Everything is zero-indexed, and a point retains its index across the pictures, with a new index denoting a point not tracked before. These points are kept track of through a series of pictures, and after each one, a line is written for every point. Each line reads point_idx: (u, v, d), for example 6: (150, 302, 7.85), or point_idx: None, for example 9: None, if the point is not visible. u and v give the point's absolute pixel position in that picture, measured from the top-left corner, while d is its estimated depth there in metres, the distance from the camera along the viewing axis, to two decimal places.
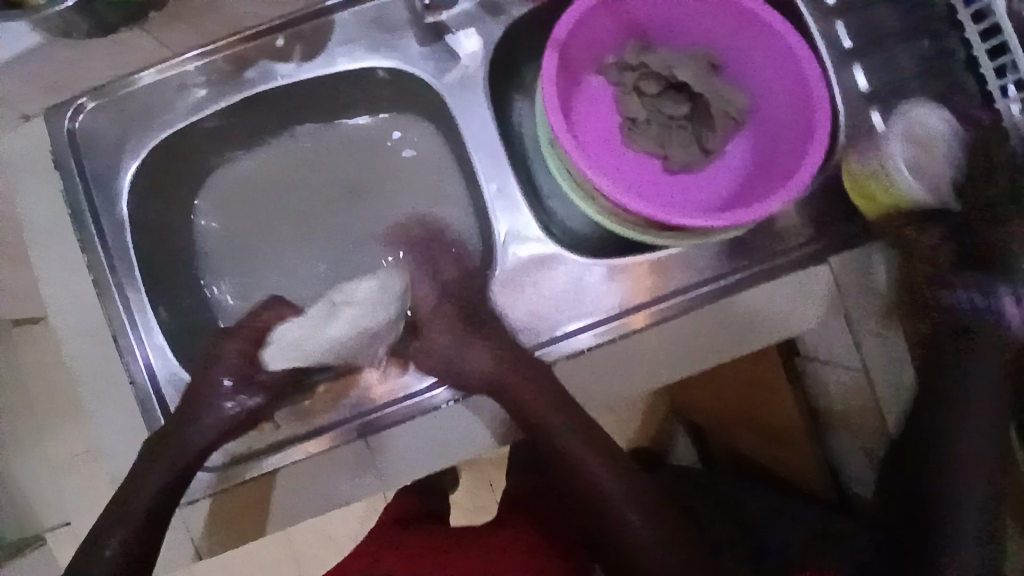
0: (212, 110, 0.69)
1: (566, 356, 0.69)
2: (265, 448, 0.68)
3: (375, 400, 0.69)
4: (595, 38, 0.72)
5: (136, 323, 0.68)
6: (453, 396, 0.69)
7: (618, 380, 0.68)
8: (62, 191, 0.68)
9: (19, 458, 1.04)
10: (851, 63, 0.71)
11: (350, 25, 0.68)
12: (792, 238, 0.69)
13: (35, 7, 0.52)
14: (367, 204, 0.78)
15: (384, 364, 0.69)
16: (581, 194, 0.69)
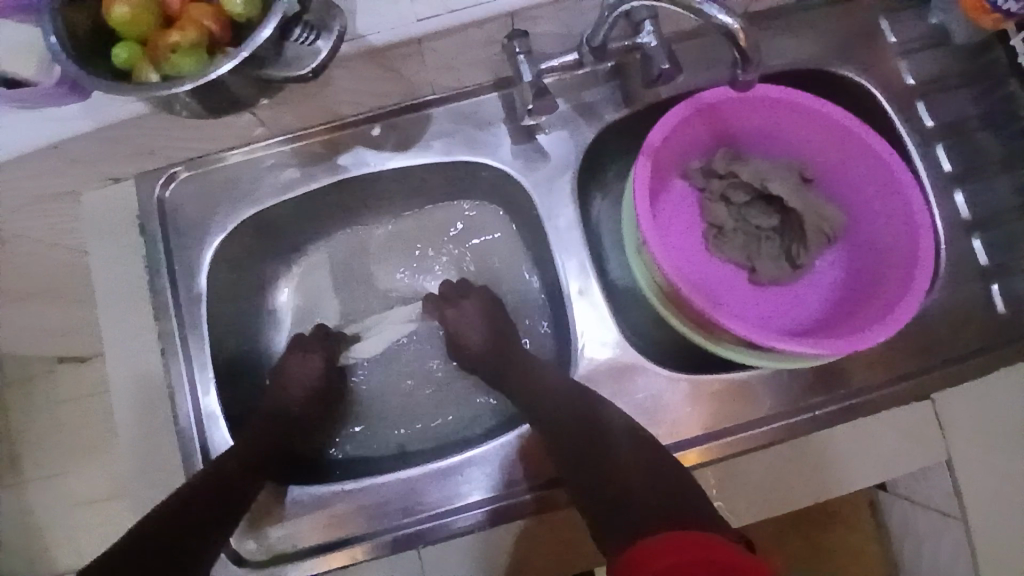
0: (302, 190, 0.68)
1: (668, 410, 0.63)
2: (310, 547, 0.62)
3: (429, 506, 0.63)
4: (686, 144, 0.70)
5: (197, 396, 0.65)
6: (515, 513, 0.62)
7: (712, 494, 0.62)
8: (143, 256, 0.67)
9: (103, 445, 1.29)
10: (951, 189, 0.68)
11: (443, 121, 0.68)
12: (891, 367, 0.64)
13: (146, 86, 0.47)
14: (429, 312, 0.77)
15: (440, 470, 0.63)
16: (665, 302, 0.66)
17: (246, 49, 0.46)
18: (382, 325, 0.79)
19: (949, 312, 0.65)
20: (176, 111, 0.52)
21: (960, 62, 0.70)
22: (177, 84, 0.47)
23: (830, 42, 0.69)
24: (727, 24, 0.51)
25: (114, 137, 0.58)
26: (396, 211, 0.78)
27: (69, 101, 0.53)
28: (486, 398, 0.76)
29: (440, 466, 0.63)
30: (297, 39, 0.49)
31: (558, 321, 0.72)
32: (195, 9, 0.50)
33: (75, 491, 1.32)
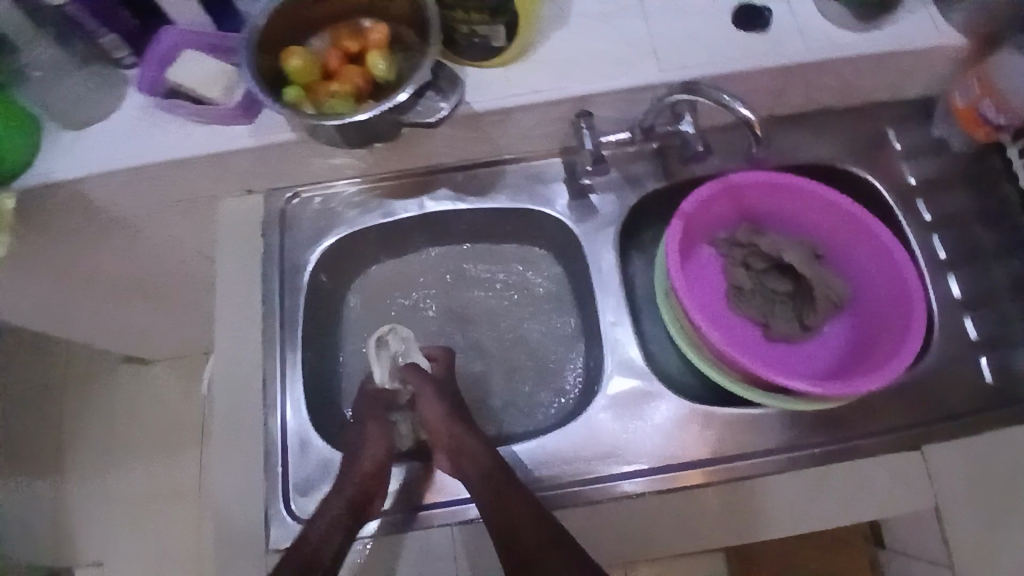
0: (394, 218, 0.83)
1: (674, 444, 0.73)
2: None
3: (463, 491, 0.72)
4: (714, 216, 0.83)
5: (284, 375, 0.77)
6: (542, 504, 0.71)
7: (719, 514, 0.70)
8: (259, 254, 0.81)
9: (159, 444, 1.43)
10: (946, 272, 0.79)
11: (515, 176, 0.84)
12: (885, 419, 0.73)
13: (306, 116, 0.64)
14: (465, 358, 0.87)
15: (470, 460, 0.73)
16: (689, 341, 0.76)
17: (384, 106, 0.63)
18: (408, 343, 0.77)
19: (941, 376, 0.74)
20: (322, 140, 0.69)
21: (957, 168, 0.83)
22: (328, 119, 0.64)
23: (843, 143, 0.84)
24: (746, 118, 0.66)
25: (265, 156, 0.75)
26: (462, 246, 0.90)
27: (238, 121, 0.73)
28: (520, 422, 0.82)
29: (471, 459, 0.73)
30: (429, 98, 0.68)
31: (592, 351, 0.83)
32: (350, 70, 0.68)
33: (121, 484, 1.41)
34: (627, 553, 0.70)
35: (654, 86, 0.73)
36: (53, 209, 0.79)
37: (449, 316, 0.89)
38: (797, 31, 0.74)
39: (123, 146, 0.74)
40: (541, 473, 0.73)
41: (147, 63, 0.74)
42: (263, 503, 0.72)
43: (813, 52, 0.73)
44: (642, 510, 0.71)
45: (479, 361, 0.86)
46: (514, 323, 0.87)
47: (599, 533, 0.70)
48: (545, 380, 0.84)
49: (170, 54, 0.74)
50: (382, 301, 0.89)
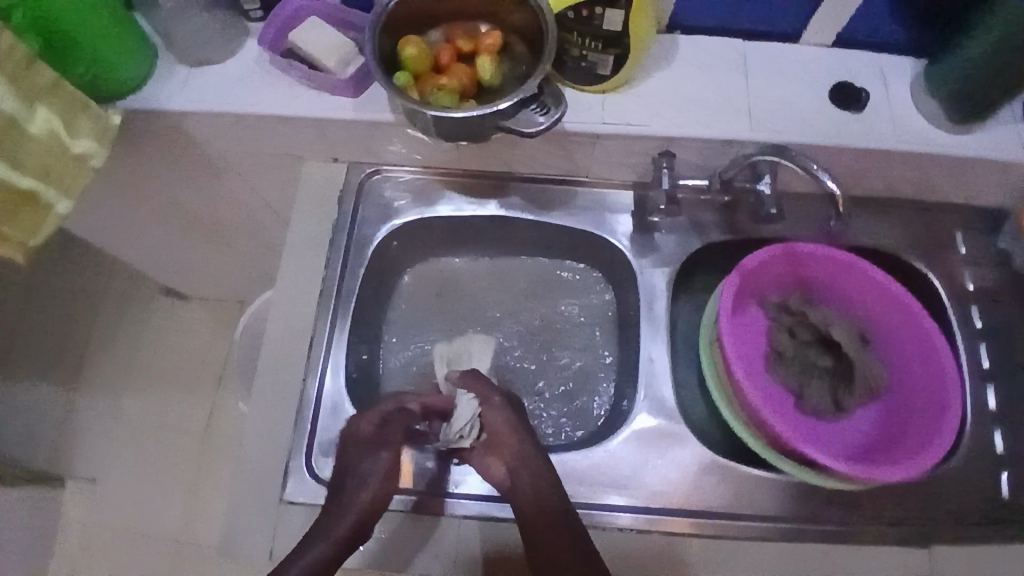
0: (463, 213, 0.86)
1: (687, 490, 0.74)
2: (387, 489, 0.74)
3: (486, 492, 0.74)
4: (770, 278, 0.85)
5: (330, 338, 0.79)
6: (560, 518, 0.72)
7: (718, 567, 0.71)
8: (332, 219, 0.84)
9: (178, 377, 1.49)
10: (986, 382, 0.80)
11: (586, 198, 0.86)
12: (897, 511, 0.74)
13: (410, 102, 0.67)
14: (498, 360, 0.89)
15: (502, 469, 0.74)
16: (722, 393, 0.77)
17: (486, 108, 0.66)
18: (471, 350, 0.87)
19: (959, 482, 0.75)
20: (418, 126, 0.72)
21: (1018, 284, 0.84)
22: (431, 109, 0.67)
23: (910, 236, 0.85)
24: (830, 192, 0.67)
25: (359, 130, 0.79)
26: (519, 253, 0.93)
27: (343, 95, 0.77)
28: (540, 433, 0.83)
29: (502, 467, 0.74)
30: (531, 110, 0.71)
31: (623, 382, 0.84)
32: (460, 68, 0.72)
33: (132, 405, 1.45)
34: None
35: (742, 143, 0.75)
36: (153, 135, 0.83)
37: (491, 316, 0.91)
38: (889, 119, 0.76)
39: (232, 93, 0.78)
40: None
41: (270, 24, 0.78)
42: (286, 454, 0.75)
43: (901, 142, 0.75)
44: (642, 545, 0.72)
45: (511, 366, 0.88)
46: (552, 340, 0.89)
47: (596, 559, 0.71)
48: (572, 399, 0.86)
49: (294, 20, 0.78)
50: (430, 290, 0.92)
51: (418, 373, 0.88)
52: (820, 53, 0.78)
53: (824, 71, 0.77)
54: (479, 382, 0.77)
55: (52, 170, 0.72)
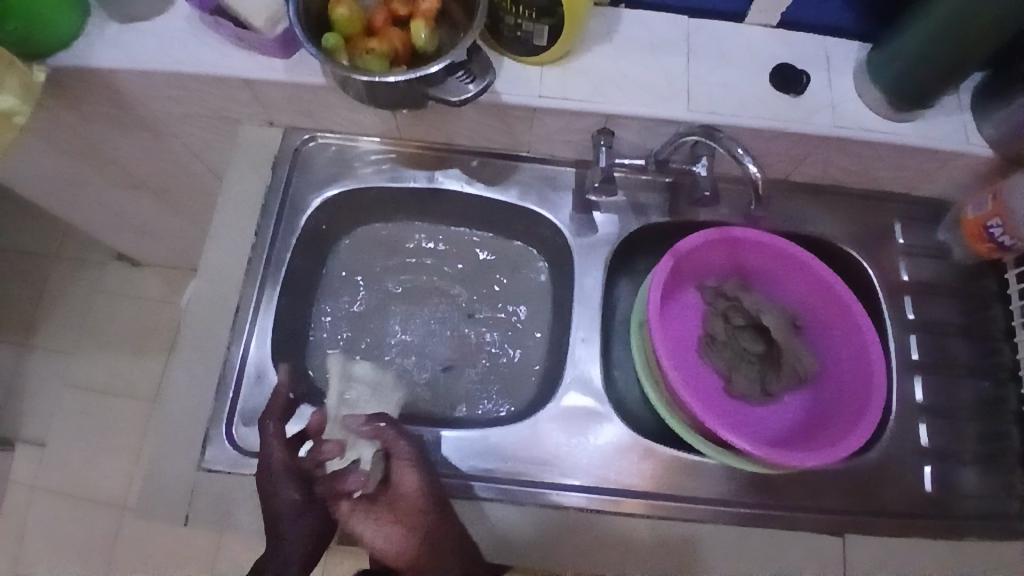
0: (400, 184, 0.85)
1: (611, 470, 0.74)
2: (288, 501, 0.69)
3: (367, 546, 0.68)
4: (707, 263, 0.84)
5: (257, 307, 0.78)
6: (482, 493, 0.72)
7: (639, 546, 0.71)
8: (265, 185, 0.82)
9: (126, 342, 1.45)
10: (914, 374, 0.80)
11: (527, 175, 0.85)
12: (817, 498, 0.74)
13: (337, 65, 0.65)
14: (433, 336, 0.88)
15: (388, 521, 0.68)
16: (649, 375, 0.77)
17: (415, 74, 0.64)
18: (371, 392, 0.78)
19: (880, 472, 0.76)
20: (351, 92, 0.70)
21: (954, 276, 0.84)
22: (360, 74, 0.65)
23: (849, 227, 0.84)
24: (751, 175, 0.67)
25: (293, 93, 0.77)
26: (461, 228, 0.92)
27: (274, 54, 0.75)
28: (470, 410, 0.83)
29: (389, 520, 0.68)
30: (458, 78, 0.67)
31: (556, 361, 0.84)
32: (393, 32, 0.69)
33: (81, 372, 1.43)
34: (542, 563, 0.71)
35: (678, 123, 0.74)
36: (82, 92, 0.80)
37: (429, 291, 0.90)
38: (829, 106, 0.75)
39: (162, 50, 0.76)
40: (475, 464, 0.74)
41: None
42: (207, 422, 0.74)
43: (839, 129, 0.74)
44: (561, 523, 0.72)
45: (446, 343, 0.87)
46: (485, 317, 0.89)
47: (516, 539, 0.71)
48: (504, 376, 0.86)
49: None
50: (366, 261, 0.91)
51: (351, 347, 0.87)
52: (763, 36, 0.77)
53: (767, 54, 0.76)
54: (389, 432, 0.71)
55: None
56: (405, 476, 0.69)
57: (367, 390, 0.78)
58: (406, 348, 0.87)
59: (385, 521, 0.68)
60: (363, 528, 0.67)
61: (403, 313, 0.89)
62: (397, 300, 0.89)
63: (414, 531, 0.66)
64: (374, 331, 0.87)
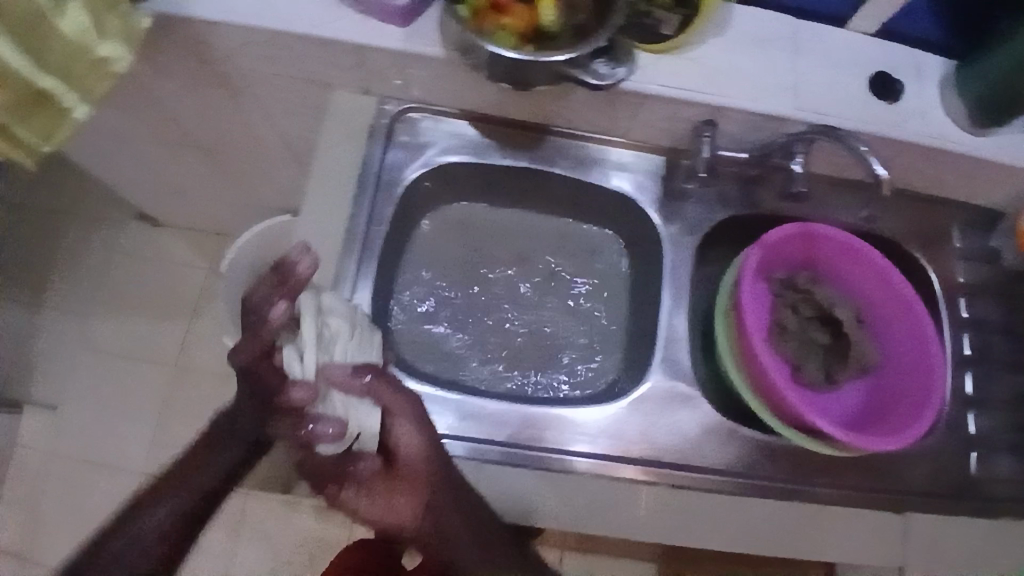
0: (495, 164, 0.85)
1: (699, 450, 0.77)
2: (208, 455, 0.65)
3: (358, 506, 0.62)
4: (782, 256, 0.88)
5: (355, 280, 0.78)
6: (575, 467, 0.75)
7: (727, 518, 0.75)
8: (361, 154, 0.81)
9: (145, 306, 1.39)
10: (964, 369, 0.87)
11: (618, 161, 0.86)
12: (881, 478, 0.80)
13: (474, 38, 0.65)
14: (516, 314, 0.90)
15: (385, 485, 0.63)
16: (733, 360, 0.79)
17: (534, 58, 0.66)
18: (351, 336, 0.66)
19: (933, 456, 0.83)
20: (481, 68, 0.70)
21: (1003, 280, 0.90)
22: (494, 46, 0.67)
23: (913, 229, 0.90)
24: (877, 174, 0.69)
25: (404, 63, 0.76)
26: (543, 209, 0.92)
27: (393, 22, 0.74)
28: (555, 389, 0.86)
29: (386, 483, 0.63)
30: (601, 67, 0.70)
31: (636, 344, 0.87)
32: (522, 10, 0.70)
33: (98, 335, 1.37)
34: (638, 534, 0.74)
35: (783, 121, 0.77)
36: (173, 43, 0.77)
37: (512, 271, 0.91)
38: (919, 115, 0.79)
39: (269, 6, 0.74)
40: (570, 438, 0.76)
41: None
42: None
43: (927, 138, 0.79)
44: (654, 497, 0.74)
45: (530, 322, 0.89)
46: (559, 302, 0.90)
47: (609, 506, 0.73)
48: (586, 356, 0.88)
49: None
50: (448, 238, 0.90)
51: (434, 322, 0.87)
52: (862, 42, 0.81)
53: (864, 61, 0.80)
54: (384, 388, 0.63)
55: (73, 73, 0.66)
56: (406, 440, 0.64)
57: (344, 329, 0.65)
58: (481, 330, 0.88)
59: (386, 492, 0.63)
60: (356, 499, 0.62)
61: (484, 291, 0.90)
62: (481, 278, 0.90)
63: (419, 499, 0.63)
64: (459, 308, 0.88)
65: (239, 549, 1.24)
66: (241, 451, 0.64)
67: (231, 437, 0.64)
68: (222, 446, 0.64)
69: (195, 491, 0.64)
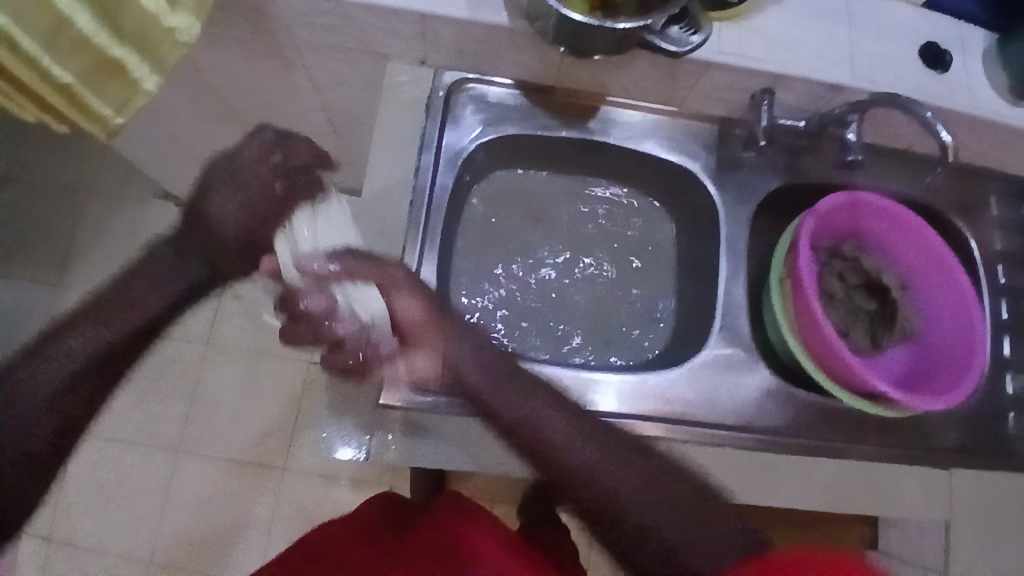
0: (551, 134, 0.85)
1: (757, 414, 0.80)
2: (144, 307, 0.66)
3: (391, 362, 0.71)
4: (830, 225, 0.90)
5: (422, 251, 0.78)
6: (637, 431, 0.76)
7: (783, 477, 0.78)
8: (420, 125, 0.82)
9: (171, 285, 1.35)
10: (1002, 332, 0.90)
11: (673, 131, 0.86)
12: (927, 437, 0.83)
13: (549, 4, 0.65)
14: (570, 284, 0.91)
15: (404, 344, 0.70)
16: (788, 325, 0.81)
17: (602, 23, 0.66)
18: (335, 222, 0.70)
19: (975, 415, 0.86)
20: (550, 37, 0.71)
21: None
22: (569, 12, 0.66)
23: (952, 198, 0.92)
24: (942, 140, 0.71)
25: (465, 32, 0.76)
26: (594, 180, 0.94)
27: None
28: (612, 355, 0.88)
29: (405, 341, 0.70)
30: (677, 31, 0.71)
31: (687, 310, 0.90)
32: None
33: None
34: None
35: (840, 90, 0.78)
36: (232, 11, 0.76)
37: (565, 242, 0.93)
38: (966, 85, 0.81)
39: None
40: (634, 404, 0.78)
41: None
42: None
43: (975, 109, 0.80)
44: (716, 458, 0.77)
45: (584, 292, 0.91)
46: (612, 273, 0.92)
47: None
48: (640, 324, 0.90)
49: None
50: (501, 209, 0.92)
51: (492, 292, 0.89)
52: (911, 14, 0.82)
53: (914, 32, 0.81)
54: (375, 270, 0.67)
55: (147, 43, 0.65)
56: (409, 309, 0.68)
57: (329, 223, 0.70)
58: (535, 300, 0.90)
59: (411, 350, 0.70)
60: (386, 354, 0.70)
61: (538, 262, 0.91)
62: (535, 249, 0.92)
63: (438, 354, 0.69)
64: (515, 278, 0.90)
65: (281, 518, 1.27)
66: (177, 292, 0.69)
67: (172, 281, 0.68)
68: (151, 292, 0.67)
69: (123, 324, 0.63)
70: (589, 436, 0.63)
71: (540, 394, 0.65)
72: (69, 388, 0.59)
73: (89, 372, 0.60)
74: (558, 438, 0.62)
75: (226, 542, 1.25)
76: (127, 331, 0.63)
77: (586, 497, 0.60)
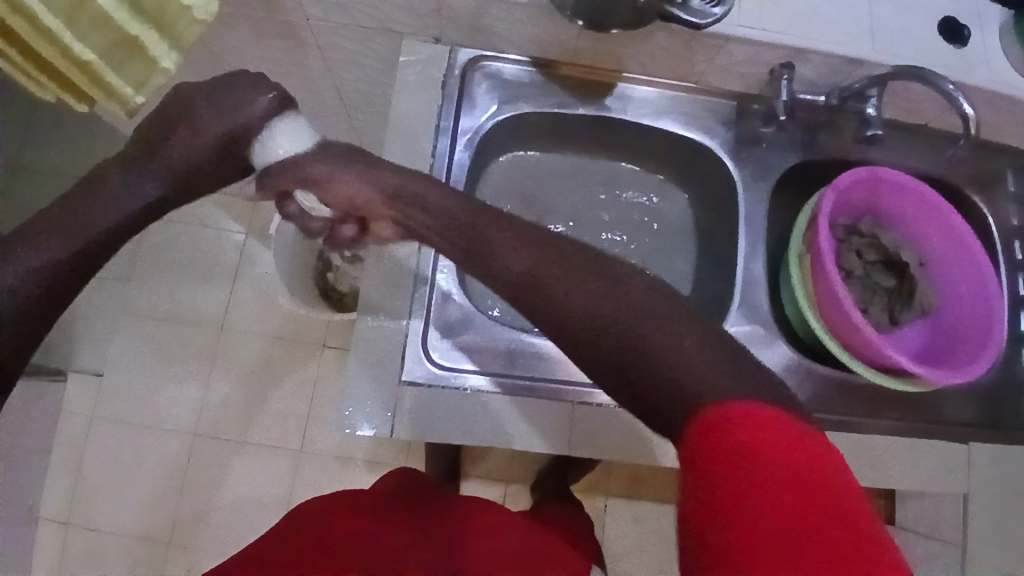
0: (568, 111, 0.85)
1: None
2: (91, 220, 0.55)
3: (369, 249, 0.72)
4: (848, 202, 0.90)
5: None
6: None
7: None
8: (437, 104, 0.82)
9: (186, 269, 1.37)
10: (1020, 308, 0.90)
11: (689, 107, 0.86)
12: (944, 412, 0.84)
13: None
14: None
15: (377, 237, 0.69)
16: (808, 301, 0.81)
17: None
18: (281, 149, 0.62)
19: (993, 390, 0.86)
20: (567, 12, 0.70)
21: None
22: None
23: (970, 174, 0.92)
24: (965, 111, 0.70)
25: (482, 8, 0.75)
26: (609, 158, 0.95)
27: None
28: None
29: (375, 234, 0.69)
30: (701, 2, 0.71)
31: (704, 287, 0.90)
32: None
33: (142, 299, 1.35)
34: None
35: (860, 63, 0.77)
36: None
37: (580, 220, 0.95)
38: (985, 60, 0.80)
39: None
40: None
41: None
42: (403, 335, 0.76)
43: (994, 83, 0.80)
44: None
45: None
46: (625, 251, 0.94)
47: None
48: None
49: None
50: (517, 189, 0.93)
51: None
52: None
53: (935, 5, 0.80)
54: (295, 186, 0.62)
55: (164, 20, 0.66)
56: (351, 189, 0.61)
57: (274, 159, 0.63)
58: None
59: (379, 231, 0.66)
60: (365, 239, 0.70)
61: None
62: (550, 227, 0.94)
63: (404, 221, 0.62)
64: None
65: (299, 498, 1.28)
66: (139, 207, 0.58)
67: (119, 197, 0.57)
68: (89, 201, 0.56)
69: (77, 240, 0.53)
70: (572, 265, 0.51)
71: (514, 233, 0.54)
72: (11, 318, 0.49)
73: (39, 299, 0.50)
74: (527, 265, 0.52)
75: (245, 521, 1.27)
76: (81, 248, 0.53)
77: (555, 312, 0.50)
